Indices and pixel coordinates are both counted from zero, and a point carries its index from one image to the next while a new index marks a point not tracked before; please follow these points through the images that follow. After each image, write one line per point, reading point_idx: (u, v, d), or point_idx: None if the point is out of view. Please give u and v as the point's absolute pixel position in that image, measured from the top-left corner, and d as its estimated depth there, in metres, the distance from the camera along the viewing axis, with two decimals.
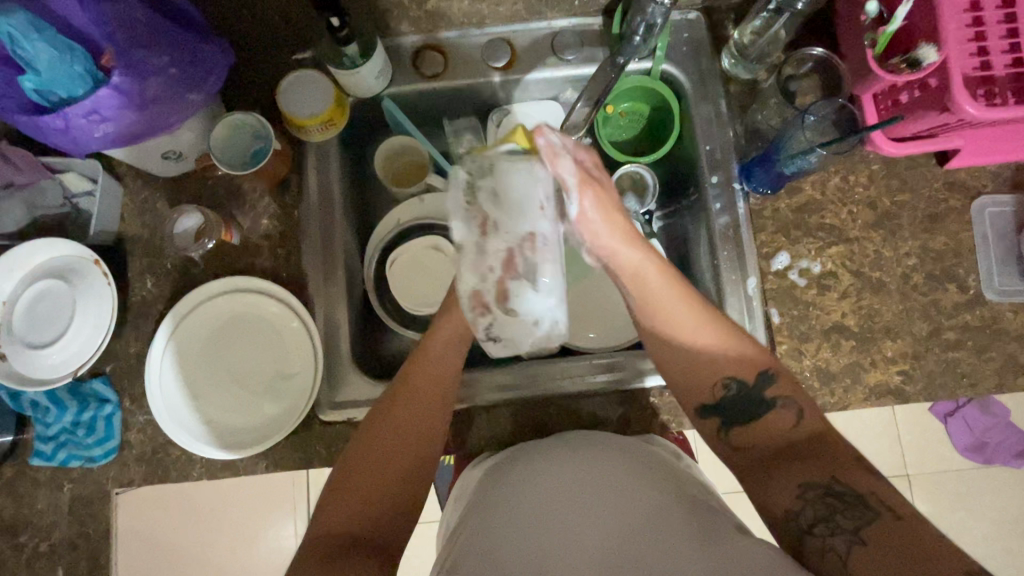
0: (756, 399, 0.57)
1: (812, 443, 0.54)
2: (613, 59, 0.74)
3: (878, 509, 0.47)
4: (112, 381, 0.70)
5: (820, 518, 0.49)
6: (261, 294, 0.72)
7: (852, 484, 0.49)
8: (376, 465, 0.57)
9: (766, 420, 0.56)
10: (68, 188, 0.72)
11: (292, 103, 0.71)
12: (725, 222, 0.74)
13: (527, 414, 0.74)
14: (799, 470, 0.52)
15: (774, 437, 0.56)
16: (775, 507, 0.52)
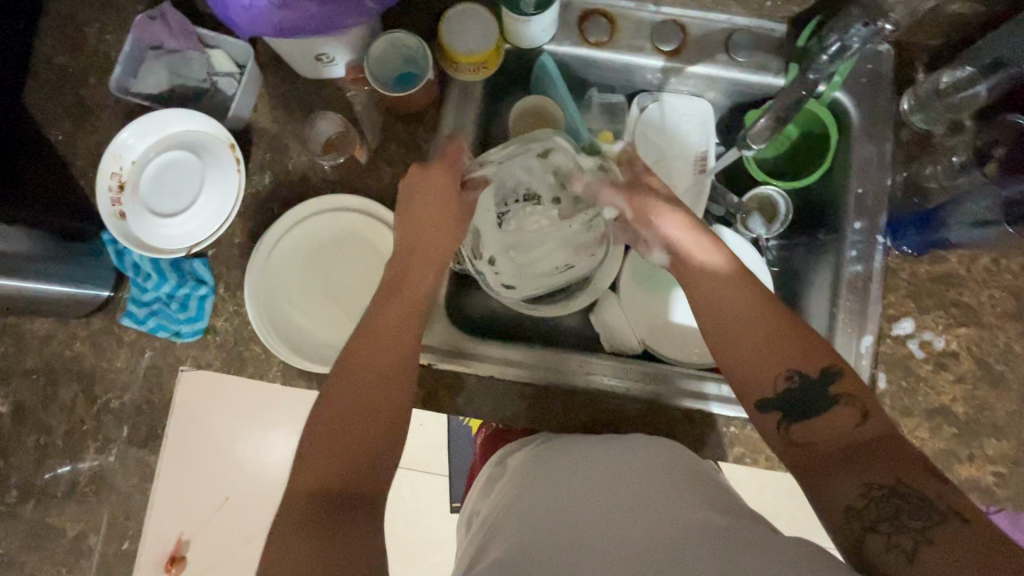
0: (820, 395, 0.54)
1: (868, 443, 0.50)
2: (802, 75, 0.67)
3: (945, 511, 0.44)
4: (211, 265, 0.70)
5: (886, 517, 0.46)
6: (367, 216, 0.71)
7: (918, 487, 0.46)
8: (347, 415, 0.54)
9: (830, 418, 0.53)
10: (213, 65, 0.71)
11: (453, 36, 0.69)
12: (857, 271, 0.70)
13: (574, 403, 0.71)
14: (864, 467, 0.48)
15: (833, 433, 0.52)
16: (834, 503, 0.48)
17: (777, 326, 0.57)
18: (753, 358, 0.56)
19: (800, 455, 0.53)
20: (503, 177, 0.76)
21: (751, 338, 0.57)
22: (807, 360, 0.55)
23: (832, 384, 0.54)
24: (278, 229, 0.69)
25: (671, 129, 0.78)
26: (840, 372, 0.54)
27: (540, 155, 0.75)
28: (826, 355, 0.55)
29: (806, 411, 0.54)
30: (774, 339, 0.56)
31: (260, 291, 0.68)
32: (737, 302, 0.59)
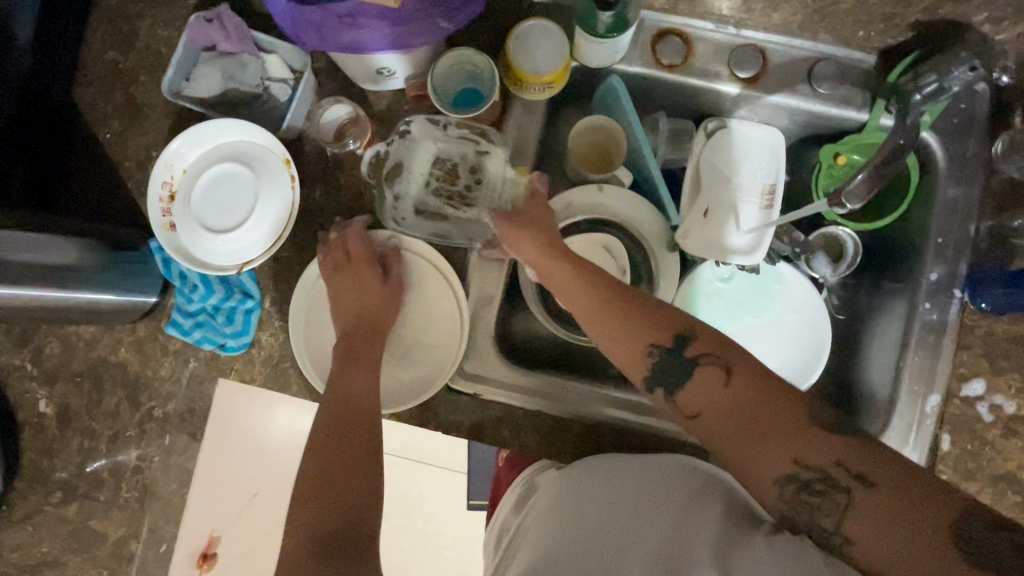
0: (678, 365, 0.54)
1: (730, 396, 0.50)
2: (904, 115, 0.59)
3: (849, 484, 0.44)
4: (258, 278, 0.69)
5: (805, 517, 0.45)
6: (413, 252, 0.68)
7: (816, 460, 0.46)
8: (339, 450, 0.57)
9: (692, 382, 0.53)
10: (268, 70, 0.68)
11: (521, 53, 0.65)
12: (931, 321, 0.67)
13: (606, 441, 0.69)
14: (767, 455, 0.47)
15: (715, 397, 0.51)
16: (773, 509, 0.47)
17: (615, 300, 0.59)
18: (624, 348, 0.57)
19: (699, 427, 0.52)
20: (440, 149, 0.68)
21: (602, 312, 0.59)
22: (663, 330, 0.55)
23: (688, 346, 0.54)
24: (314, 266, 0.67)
25: (739, 160, 0.73)
26: (693, 334, 0.54)
27: (477, 150, 0.68)
28: (672, 324, 0.56)
29: (681, 381, 0.53)
30: (641, 324, 0.57)
31: (297, 323, 0.67)
32: (585, 296, 0.61)
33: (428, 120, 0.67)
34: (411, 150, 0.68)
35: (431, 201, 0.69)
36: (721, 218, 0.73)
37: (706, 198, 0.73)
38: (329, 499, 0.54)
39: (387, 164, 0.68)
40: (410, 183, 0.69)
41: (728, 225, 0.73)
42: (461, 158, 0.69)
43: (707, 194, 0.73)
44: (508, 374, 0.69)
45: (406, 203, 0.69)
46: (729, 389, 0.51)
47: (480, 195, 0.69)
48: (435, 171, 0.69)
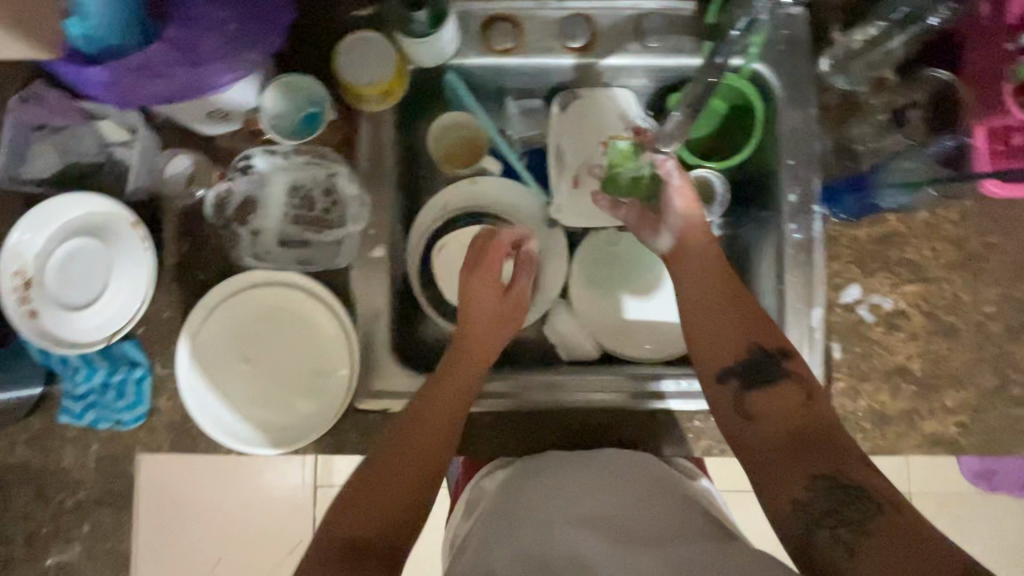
0: (770, 369, 0.57)
1: (822, 429, 0.53)
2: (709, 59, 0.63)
3: (883, 503, 0.47)
4: (142, 345, 0.68)
5: (830, 510, 0.48)
6: (290, 286, 0.66)
7: (851, 474, 0.49)
8: (391, 482, 0.55)
9: (774, 389, 0.57)
10: (104, 136, 0.67)
11: (349, 67, 0.66)
12: (799, 239, 0.69)
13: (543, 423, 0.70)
14: (803, 459, 0.51)
15: (786, 414, 0.55)
16: (782, 496, 0.51)
17: (750, 317, 0.60)
18: (730, 337, 0.59)
19: (751, 429, 0.56)
20: (293, 176, 0.68)
21: (721, 311, 0.61)
22: (775, 342, 0.59)
23: (785, 361, 0.58)
24: (198, 314, 0.64)
25: (592, 125, 0.75)
26: (789, 352, 0.58)
27: (328, 173, 0.68)
28: (779, 337, 0.59)
29: (762, 381, 0.57)
30: (751, 317, 0.60)
31: (191, 379, 0.64)
32: (719, 318, 0.60)
33: (266, 146, 0.66)
34: (261, 184, 0.68)
35: (293, 230, 0.69)
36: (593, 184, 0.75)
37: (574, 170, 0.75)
38: (370, 509, 0.53)
39: (239, 203, 0.67)
40: (268, 216, 0.68)
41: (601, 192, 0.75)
42: (313, 181, 0.69)
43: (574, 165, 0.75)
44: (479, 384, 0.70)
45: (266, 236, 0.68)
46: (809, 413, 0.54)
47: (340, 213, 0.69)
48: (292, 198, 0.69)
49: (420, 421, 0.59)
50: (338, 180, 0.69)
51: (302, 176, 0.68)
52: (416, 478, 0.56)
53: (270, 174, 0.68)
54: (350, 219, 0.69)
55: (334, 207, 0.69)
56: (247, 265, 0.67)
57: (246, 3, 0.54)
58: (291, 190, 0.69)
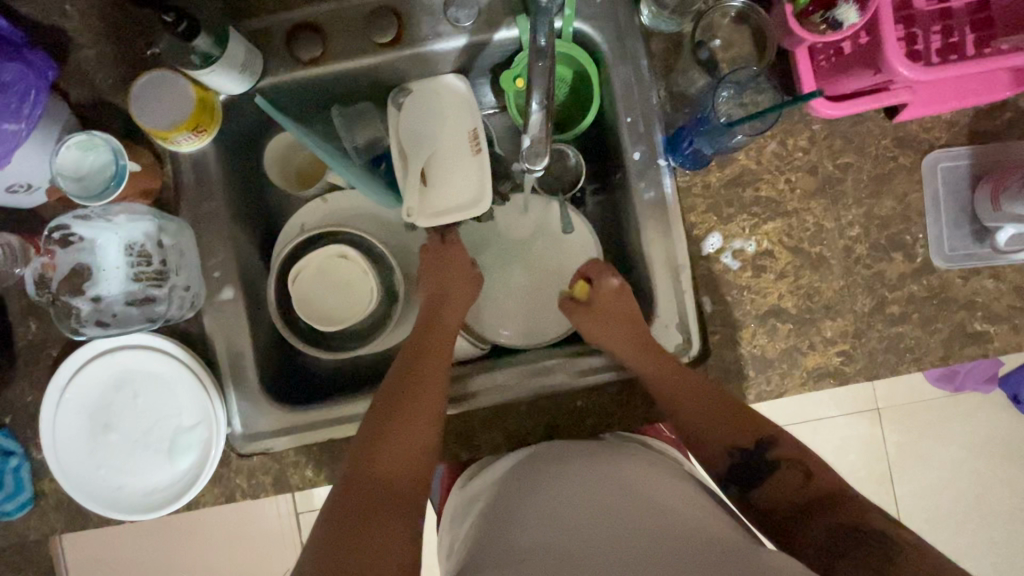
0: (756, 467, 0.58)
1: (821, 496, 0.53)
2: (534, 41, 0.53)
3: (901, 544, 0.45)
4: (13, 432, 0.68)
5: (844, 552, 0.47)
6: (144, 348, 0.64)
7: (875, 524, 0.48)
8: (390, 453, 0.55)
9: (775, 481, 0.57)
10: None
11: (147, 114, 0.62)
12: (651, 198, 0.67)
13: (460, 425, 0.68)
14: (827, 520, 0.50)
15: (792, 492, 0.55)
16: (805, 556, 0.50)
17: (719, 399, 0.62)
18: (707, 431, 0.61)
19: (762, 518, 0.57)
20: (124, 237, 0.65)
21: (693, 395, 0.62)
22: (744, 436, 0.60)
23: (768, 451, 0.58)
24: (54, 392, 0.63)
25: (427, 120, 0.71)
26: (772, 441, 0.59)
27: (155, 225, 0.65)
28: (753, 427, 0.60)
29: (755, 481, 0.58)
30: (716, 412, 0.61)
31: (59, 459, 0.63)
32: (699, 414, 0.61)
33: (80, 214, 0.63)
34: (88, 250, 0.65)
35: (133, 289, 0.65)
36: (448, 178, 0.70)
37: (424, 173, 0.71)
38: None
39: (67, 276, 0.64)
40: (105, 281, 0.65)
41: (456, 185, 0.70)
42: (143, 236, 0.65)
43: (418, 165, 0.70)
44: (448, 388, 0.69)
45: (108, 302, 0.65)
46: (814, 485, 0.55)
47: (181, 263, 0.66)
48: (127, 258, 0.66)
49: (409, 422, 0.57)
50: (167, 230, 0.65)
51: (129, 233, 0.65)
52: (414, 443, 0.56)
53: (96, 237, 0.65)
54: (189, 268, 0.66)
55: (171, 257, 0.66)
56: (88, 336, 0.64)
57: None
58: (121, 249, 0.65)
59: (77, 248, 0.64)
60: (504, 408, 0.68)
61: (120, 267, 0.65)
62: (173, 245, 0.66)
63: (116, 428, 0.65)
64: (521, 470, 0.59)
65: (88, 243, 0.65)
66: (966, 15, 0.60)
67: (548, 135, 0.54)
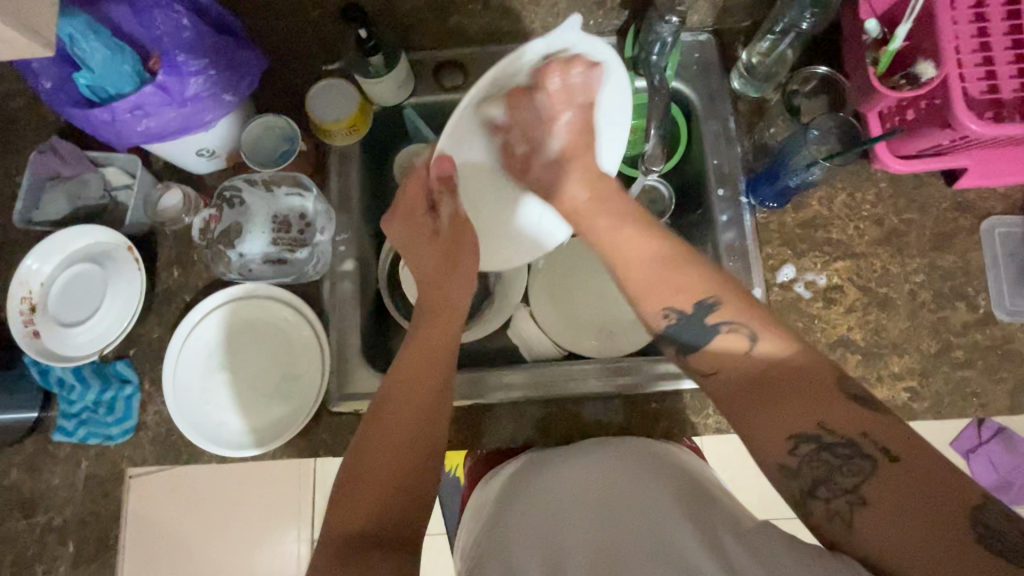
0: (699, 329, 0.51)
1: (766, 376, 0.47)
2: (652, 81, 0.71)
3: (873, 454, 0.42)
4: (134, 364, 0.73)
5: (821, 480, 0.44)
6: (271, 300, 0.72)
7: (838, 423, 0.44)
8: (380, 449, 0.52)
9: (716, 348, 0.50)
10: (109, 182, 0.76)
11: (318, 107, 0.75)
12: (731, 235, 0.75)
13: (534, 410, 0.73)
14: (786, 412, 0.45)
15: (734, 361, 0.49)
16: (766, 462, 0.46)
17: (680, 261, 0.53)
18: (692, 289, 0.52)
19: (715, 384, 0.50)
20: (273, 207, 0.77)
21: (666, 275, 0.55)
22: (712, 287, 0.52)
23: (710, 314, 0.51)
24: (182, 331, 0.70)
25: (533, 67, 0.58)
26: (718, 301, 0.51)
27: (302, 200, 0.76)
28: (717, 282, 0.52)
29: (693, 347, 0.51)
30: (705, 272, 0.52)
31: (177, 390, 0.69)
32: (644, 265, 0.53)
33: (247, 178, 0.75)
34: (244, 211, 0.76)
35: (274, 251, 0.76)
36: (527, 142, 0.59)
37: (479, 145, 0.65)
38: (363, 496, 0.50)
39: (224, 229, 0.75)
40: (252, 239, 0.76)
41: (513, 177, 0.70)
42: (289, 207, 0.77)
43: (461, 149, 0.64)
44: (483, 378, 0.75)
45: (251, 257, 0.76)
46: (777, 366, 0.47)
47: (314, 232, 0.76)
48: (271, 225, 0.76)
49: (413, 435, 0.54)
50: (312, 204, 0.76)
51: (280, 203, 0.77)
52: (414, 445, 0.53)
53: (253, 202, 0.76)
54: (321, 237, 0.75)
55: (309, 226, 0.76)
56: (232, 281, 0.74)
57: (219, 53, 0.64)
58: (269, 214, 0.76)
59: (237, 208, 0.76)
60: (577, 402, 0.73)
61: (264, 229, 0.76)
62: (312, 217, 0.76)
63: (228, 368, 0.71)
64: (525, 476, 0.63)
65: (246, 207, 0.76)
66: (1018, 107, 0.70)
67: (660, 151, 0.75)
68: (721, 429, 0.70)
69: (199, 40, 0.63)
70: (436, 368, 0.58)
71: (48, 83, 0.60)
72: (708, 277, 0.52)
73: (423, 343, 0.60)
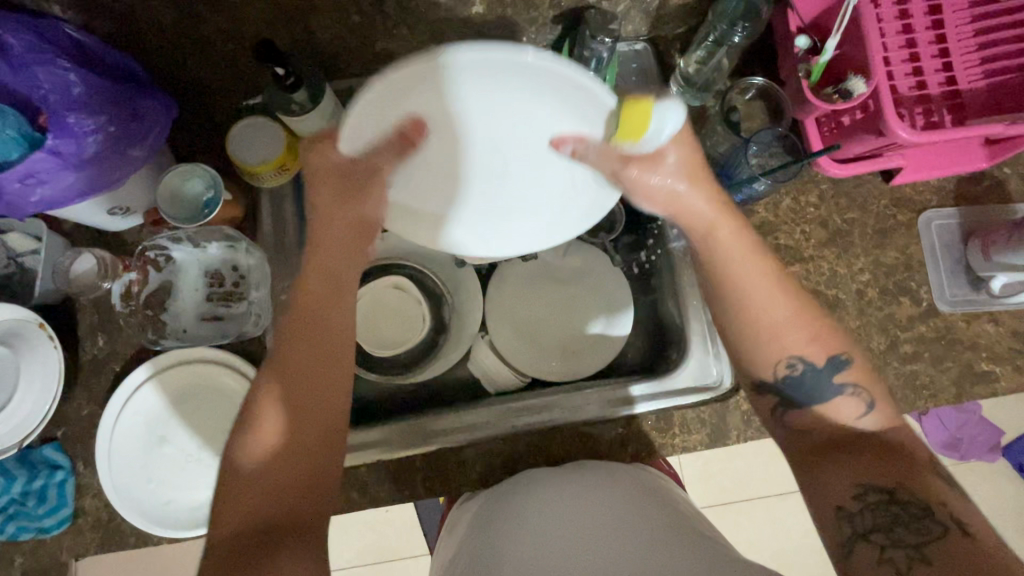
0: (821, 382, 0.54)
1: (876, 444, 0.50)
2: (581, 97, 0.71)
3: (948, 524, 0.44)
4: (64, 446, 0.67)
5: (879, 527, 0.46)
6: (215, 365, 0.67)
7: (915, 489, 0.46)
8: (300, 430, 0.51)
9: (832, 404, 0.53)
10: (11, 248, 0.68)
11: (241, 150, 0.69)
12: (681, 247, 0.74)
13: (500, 449, 0.71)
14: (857, 466, 0.49)
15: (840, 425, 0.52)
16: (825, 503, 0.49)
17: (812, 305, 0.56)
18: (794, 341, 0.54)
19: (805, 440, 0.54)
20: (204, 262, 0.72)
21: (767, 333, 0.54)
22: (818, 350, 0.54)
23: (843, 371, 0.53)
24: (110, 413, 0.64)
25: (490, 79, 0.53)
26: (847, 359, 0.54)
27: (232, 253, 0.71)
28: (828, 342, 0.54)
29: (802, 400, 0.54)
30: (794, 318, 0.54)
31: (113, 470, 0.64)
32: (760, 289, 0.54)
33: (171, 236, 0.69)
34: (169, 266, 0.71)
35: (208, 308, 0.72)
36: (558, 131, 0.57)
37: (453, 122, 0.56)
38: (251, 488, 0.48)
39: (148, 287, 0.70)
40: (183, 296, 0.72)
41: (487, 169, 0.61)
42: (217, 260, 0.72)
43: (420, 94, 0.53)
44: (435, 421, 0.72)
45: (184, 316, 0.71)
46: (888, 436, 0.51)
47: (247, 285, 0.71)
48: (204, 279, 0.72)
49: (331, 410, 0.53)
50: (243, 257, 0.71)
51: (207, 256, 0.72)
52: (316, 427, 0.52)
53: (177, 256, 0.71)
54: (257, 292, 0.70)
55: (243, 281, 0.71)
56: (161, 348, 0.68)
57: (120, 105, 0.59)
58: (197, 267, 0.72)
59: (161, 265, 0.71)
60: (547, 432, 0.71)
61: (194, 285, 0.72)
62: (245, 271, 0.71)
63: (170, 441, 0.67)
64: (522, 486, 0.62)
65: (173, 263, 0.72)
66: (943, 102, 0.72)
67: None
68: (691, 447, 0.70)
69: (92, 94, 0.56)
70: (325, 348, 0.54)
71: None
72: (840, 338, 0.54)
73: (338, 326, 0.56)
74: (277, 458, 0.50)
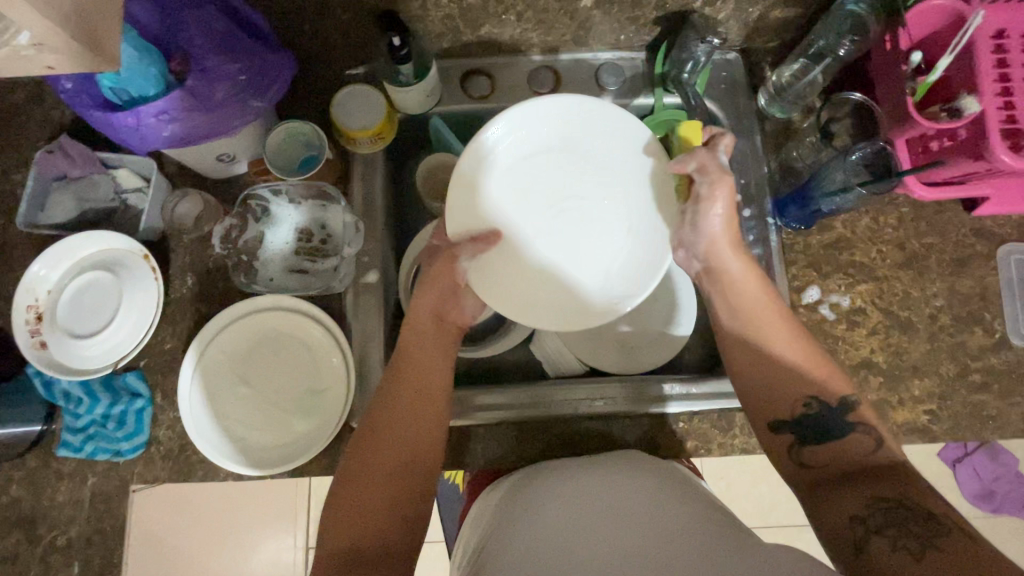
0: (831, 422, 0.53)
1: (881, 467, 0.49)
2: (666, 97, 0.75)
3: (949, 525, 0.42)
4: (146, 376, 0.69)
5: (890, 522, 0.44)
6: (294, 314, 0.70)
7: (923, 501, 0.45)
8: (372, 464, 0.54)
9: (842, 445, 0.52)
10: (119, 184, 0.73)
11: (343, 114, 0.72)
12: (756, 254, 0.75)
13: (550, 430, 0.72)
14: (871, 485, 0.48)
15: (840, 448, 0.52)
16: (836, 517, 0.47)
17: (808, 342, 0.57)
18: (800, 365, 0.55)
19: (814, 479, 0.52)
20: (296, 219, 0.75)
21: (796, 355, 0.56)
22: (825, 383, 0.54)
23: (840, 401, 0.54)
24: (191, 356, 0.67)
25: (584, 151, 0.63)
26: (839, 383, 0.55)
27: (325, 210, 0.74)
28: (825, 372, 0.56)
29: (820, 437, 0.53)
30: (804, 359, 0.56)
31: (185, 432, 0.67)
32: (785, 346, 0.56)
33: (271, 188, 0.72)
34: (264, 217, 0.74)
35: (296, 261, 0.74)
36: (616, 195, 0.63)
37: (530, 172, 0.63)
38: (343, 513, 0.51)
39: (246, 232, 0.73)
40: (273, 247, 0.74)
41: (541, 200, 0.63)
42: (307, 216, 0.75)
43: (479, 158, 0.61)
44: (497, 395, 0.74)
45: (273, 266, 0.74)
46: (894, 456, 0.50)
47: (335, 244, 0.74)
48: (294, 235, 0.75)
49: (398, 453, 0.55)
50: (335, 215, 0.74)
51: (300, 211, 0.75)
52: (394, 459, 0.54)
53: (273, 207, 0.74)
54: (345, 249, 0.73)
55: (332, 239, 0.74)
56: (255, 293, 0.71)
57: (251, 58, 0.62)
58: (288, 221, 0.74)
59: (260, 215, 0.74)
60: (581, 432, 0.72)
61: (284, 238, 0.74)
62: (335, 230, 0.74)
63: (246, 384, 0.69)
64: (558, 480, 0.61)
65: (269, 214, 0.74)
66: None
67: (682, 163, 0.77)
68: (750, 451, 0.70)
69: (228, 44, 0.61)
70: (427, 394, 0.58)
71: (70, 83, 0.57)
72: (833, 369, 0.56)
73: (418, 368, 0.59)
74: (368, 482, 0.53)
